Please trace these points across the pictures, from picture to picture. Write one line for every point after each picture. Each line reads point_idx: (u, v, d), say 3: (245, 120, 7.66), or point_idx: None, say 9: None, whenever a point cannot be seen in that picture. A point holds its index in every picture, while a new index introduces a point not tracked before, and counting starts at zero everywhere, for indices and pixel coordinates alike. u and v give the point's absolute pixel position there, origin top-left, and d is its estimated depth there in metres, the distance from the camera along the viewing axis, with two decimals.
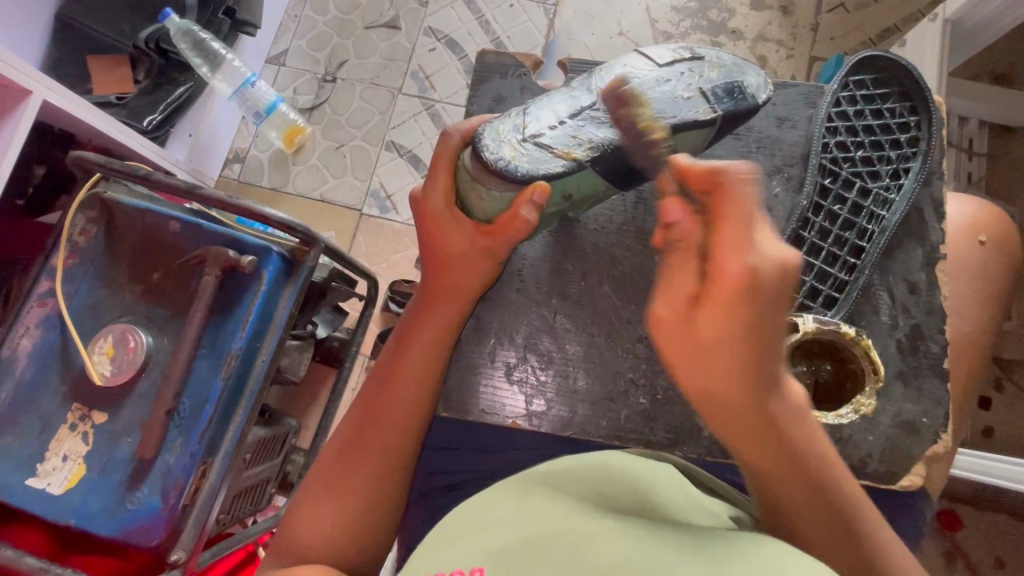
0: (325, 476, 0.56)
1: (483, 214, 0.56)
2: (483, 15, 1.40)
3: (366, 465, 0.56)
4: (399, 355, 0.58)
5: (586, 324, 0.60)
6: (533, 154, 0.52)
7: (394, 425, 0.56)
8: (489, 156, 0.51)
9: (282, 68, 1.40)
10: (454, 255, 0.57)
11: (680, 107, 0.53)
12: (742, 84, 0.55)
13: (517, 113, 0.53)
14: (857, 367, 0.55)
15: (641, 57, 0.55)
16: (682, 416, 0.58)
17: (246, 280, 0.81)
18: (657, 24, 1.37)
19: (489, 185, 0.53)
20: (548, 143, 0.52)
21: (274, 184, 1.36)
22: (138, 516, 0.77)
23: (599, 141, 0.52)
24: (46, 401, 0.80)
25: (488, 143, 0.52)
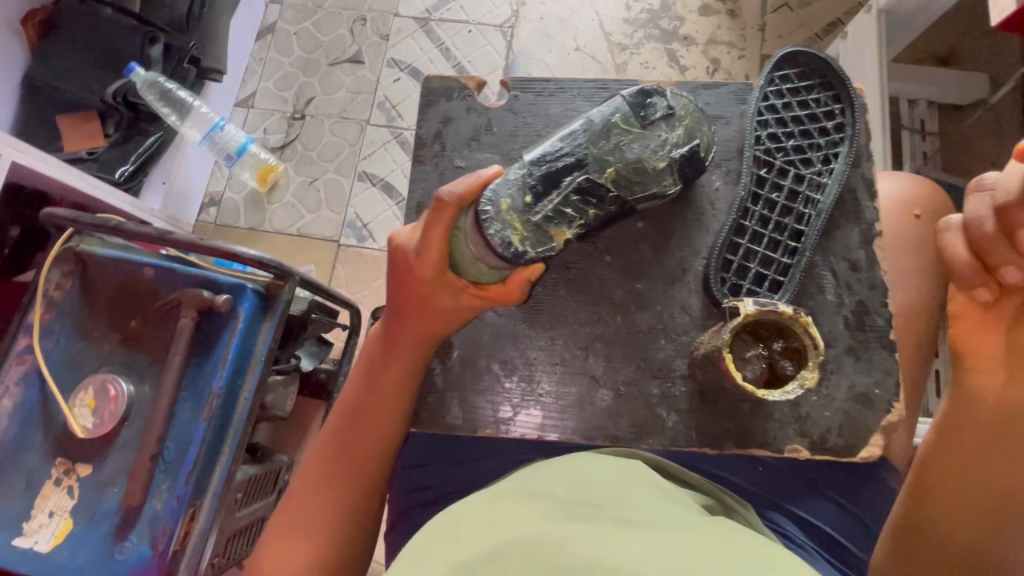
0: (287, 516, 0.55)
1: (474, 279, 0.52)
2: (443, 42, 1.45)
3: (330, 500, 0.55)
4: (367, 394, 0.56)
5: (545, 328, 0.56)
6: (532, 235, 0.49)
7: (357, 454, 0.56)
8: (493, 239, 0.48)
9: (251, 110, 1.43)
10: (442, 317, 0.54)
11: (654, 180, 0.53)
12: (702, 150, 0.54)
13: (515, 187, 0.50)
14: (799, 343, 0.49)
15: (626, 112, 0.53)
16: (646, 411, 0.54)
17: (222, 318, 0.83)
18: (611, 36, 1.41)
19: (489, 262, 0.50)
20: (544, 220, 0.50)
21: (251, 224, 1.37)
22: (128, 565, 0.76)
23: (585, 218, 0.52)
24: (30, 458, 0.80)
25: (490, 225, 0.48)
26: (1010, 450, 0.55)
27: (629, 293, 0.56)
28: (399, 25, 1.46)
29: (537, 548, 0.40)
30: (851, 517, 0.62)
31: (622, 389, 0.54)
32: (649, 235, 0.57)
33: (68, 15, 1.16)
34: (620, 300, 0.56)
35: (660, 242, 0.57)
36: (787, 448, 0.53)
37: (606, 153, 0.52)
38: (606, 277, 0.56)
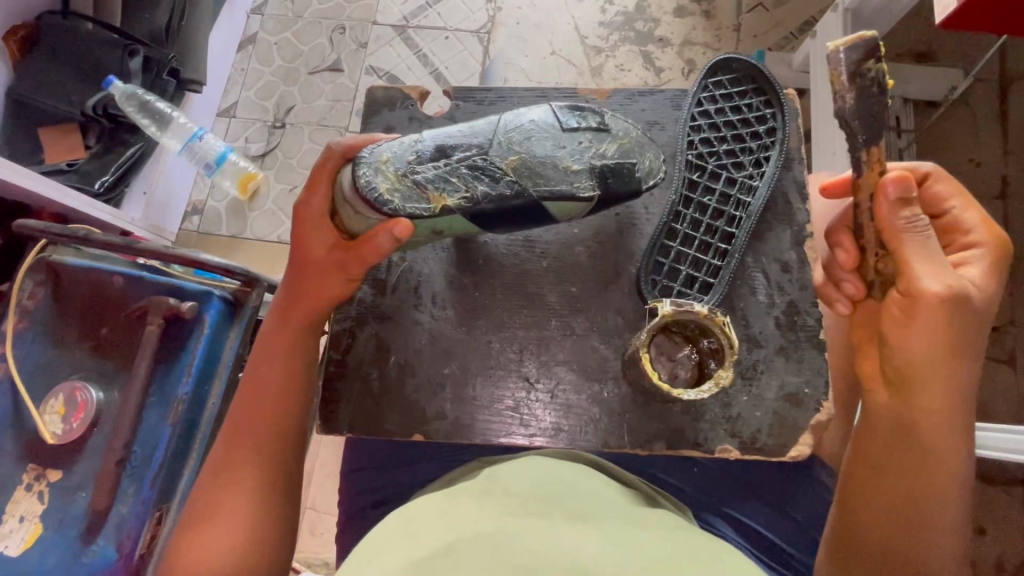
0: (206, 494, 0.58)
1: (349, 229, 0.54)
2: (420, 49, 1.46)
3: (241, 477, 0.58)
4: (264, 357, 0.60)
5: (480, 332, 0.56)
6: (404, 191, 0.50)
7: (260, 423, 0.59)
8: (363, 183, 0.50)
9: (233, 120, 1.45)
10: (314, 266, 0.56)
11: (562, 178, 0.51)
12: (633, 167, 0.53)
13: (404, 145, 0.52)
14: (718, 343, 0.50)
15: (551, 115, 0.53)
16: (577, 413, 0.54)
17: (188, 326, 0.84)
18: (587, 39, 1.42)
19: (359, 208, 0.51)
20: (423, 181, 0.51)
21: (232, 232, 1.39)
22: (95, 569, 0.78)
23: (470, 192, 0.51)
24: (1, 465, 0.82)
25: (365, 171, 0.51)
26: (921, 458, 0.51)
27: (563, 296, 0.56)
28: (377, 33, 1.48)
29: (491, 546, 0.39)
30: (795, 516, 0.62)
31: (557, 393, 0.54)
32: (584, 238, 0.58)
33: (49, 30, 1.18)
34: (555, 304, 0.56)
35: (596, 245, 0.57)
36: (719, 448, 0.53)
37: (512, 141, 0.52)
38: (540, 279, 0.57)
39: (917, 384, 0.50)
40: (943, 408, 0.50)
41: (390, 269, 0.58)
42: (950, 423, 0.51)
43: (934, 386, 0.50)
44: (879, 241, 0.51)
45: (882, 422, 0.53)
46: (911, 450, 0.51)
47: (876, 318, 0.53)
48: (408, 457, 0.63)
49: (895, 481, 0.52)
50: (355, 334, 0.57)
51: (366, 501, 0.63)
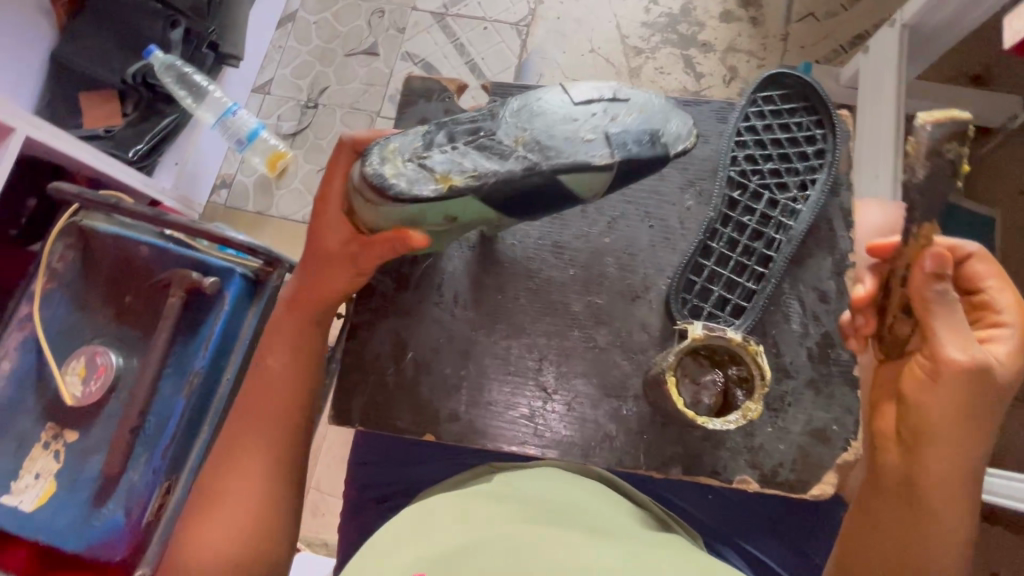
0: (212, 483, 0.57)
1: (362, 221, 0.53)
2: (458, 38, 1.44)
3: (252, 465, 0.58)
4: (275, 348, 0.60)
5: (498, 335, 0.54)
6: (410, 173, 0.48)
7: (272, 414, 0.59)
8: (368, 168, 0.49)
9: (267, 96, 1.46)
10: (330, 259, 0.55)
11: (576, 149, 0.49)
12: (660, 132, 0.50)
13: (411, 132, 0.50)
14: (748, 372, 0.48)
15: (562, 89, 0.51)
16: (594, 429, 0.52)
17: (209, 301, 0.85)
18: (628, 39, 1.39)
19: (366, 195, 0.50)
20: (430, 164, 0.49)
21: (258, 208, 1.40)
22: (104, 531, 0.79)
23: (479, 171, 0.48)
24: (20, 422, 0.83)
25: (372, 157, 0.49)
26: (922, 525, 0.50)
27: (588, 306, 0.54)
28: (416, 18, 1.47)
29: (505, 549, 0.38)
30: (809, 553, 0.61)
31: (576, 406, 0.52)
32: (616, 248, 0.56)
33: None
34: (579, 314, 0.54)
35: (627, 257, 0.55)
36: (738, 478, 0.51)
37: (519, 120, 0.50)
38: (566, 286, 0.55)
39: (930, 450, 0.49)
40: (955, 478, 0.49)
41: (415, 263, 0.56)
42: (957, 494, 0.49)
43: (946, 454, 0.49)
44: (904, 302, 0.51)
45: (889, 481, 0.52)
46: (915, 516, 0.50)
47: (898, 377, 0.52)
48: (415, 456, 0.62)
49: (892, 542, 0.51)
50: (373, 326, 0.55)
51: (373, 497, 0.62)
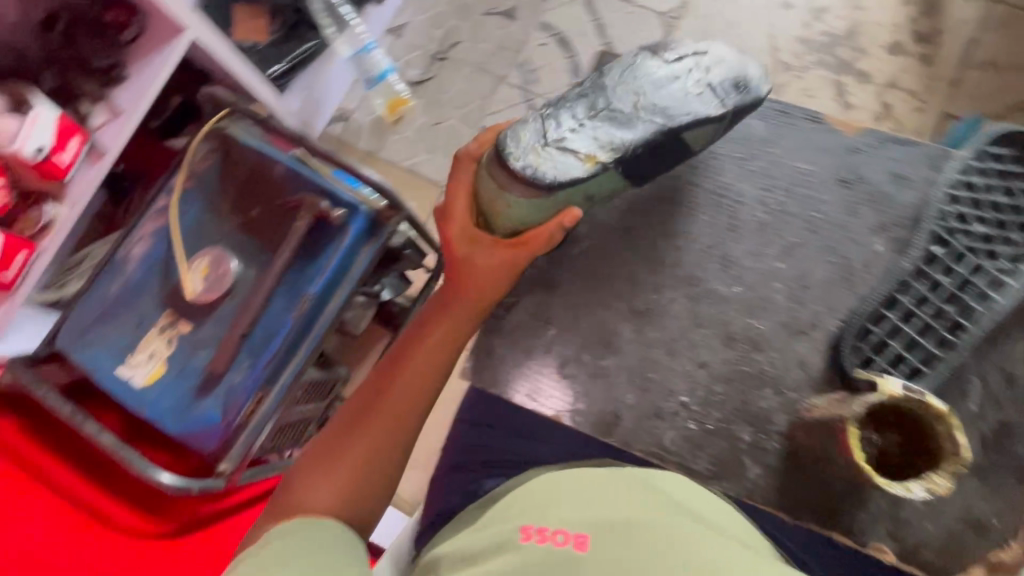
0: (331, 442, 0.61)
1: (507, 220, 0.61)
2: (600, 18, 1.40)
3: (369, 443, 0.60)
4: (410, 344, 0.63)
5: (648, 339, 0.60)
6: (556, 160, 0.59)
7: (394, 405, 0.61)
8: (517, 164, 0.59)
9: (399, 39, 1.46)
10: (477, 265, 0.61)
11: (685, 103, 0.58)
12: (748, 78, 0.59)
13: (536, 120, 0.60)
14: (936, 446, 0.53)
15: (653, 54, 0.60)
16: (729, 449, 0.58)
17: (331, 231, 0.86)
18: (779, 53, 1.31)
19: (511, 190, 0.60)
20: (573, 148, 0.59)
21: (369, 148, 1.43)
22: (199, 422, 0.85)
23: (615, 146, 0.59)
24: (142, 304, 0.89)
25: (514, 151, 0.59)
26: None
27: (745, 329, 0.59)
28: None
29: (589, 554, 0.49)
30: None
31: (712, 425, 0.59)
32: None
33: None
34: (735, 333, 0.60)
35: None
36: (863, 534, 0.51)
37: (631, 91, 0.60)
38: (730, 307, 0.60)
39: None
40: None
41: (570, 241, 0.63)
42: None
43: None
44: None
45: None
46: None
47: None
48: None
49: None
50: (519, 293, 0.63)
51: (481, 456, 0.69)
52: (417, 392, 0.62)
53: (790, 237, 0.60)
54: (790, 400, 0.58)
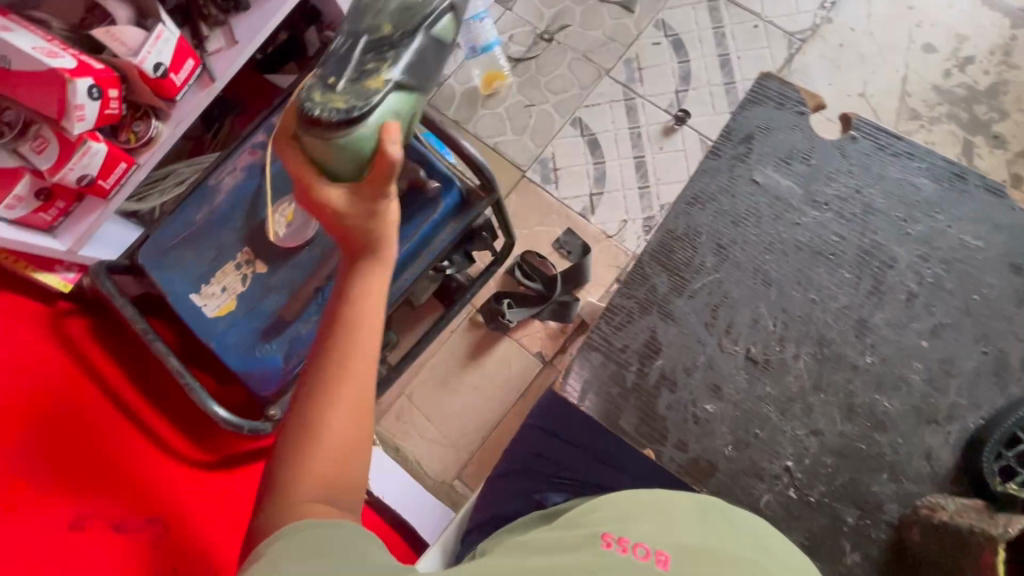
0: (291, 443, 0.52)
1: (320, 153, 0.60)
2: (722, 26, 1.33)
3: (326, 422, 0.52)
4: (328, 313, 0.57)
5: (760, 397, 0.68)
6: (354, 94, 0.62)
7: (340, 359, 0.53)
8: (313, 113, 0.60)
9: (507, 12, 1.41)
10: (345, 213, 0.58)
11: None
12: None
13: (318, 77, 0.64)
14: None
15: None
16: (824, 526, 0.64)
17: (422, 201, 0.85)
18: (909, 97, 1.22)
19: (321, 131, 0.59)
20: (344, 86, 0.63)
21: (456, 118, 1.38)
22: (260, 363, 0.85)
23: (367, 70, 0.64)
24: (225, 237, 0.89)
25: (312, 107, 0.61)
26: None
27: (859, 403, 0.67)
28: None
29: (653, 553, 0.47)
30: None
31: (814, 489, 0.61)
32: None
33: None
34: (854, 410, 0.67)
35: None
36: None
37: None
38: (852, 387, 0.68)
39: None
40: None
41: (698, 274, 0.71)
42: None
43: None
44: None
45: None
46: None
47: None
48: (616, 461, 0.66)
49: None
50: (634, 318, 0.70)
51: (548, 470, 0.67)
52: (356, 338, 0.54)
53: (941, 316, 0.69)
54: (905, 489, 0.65)
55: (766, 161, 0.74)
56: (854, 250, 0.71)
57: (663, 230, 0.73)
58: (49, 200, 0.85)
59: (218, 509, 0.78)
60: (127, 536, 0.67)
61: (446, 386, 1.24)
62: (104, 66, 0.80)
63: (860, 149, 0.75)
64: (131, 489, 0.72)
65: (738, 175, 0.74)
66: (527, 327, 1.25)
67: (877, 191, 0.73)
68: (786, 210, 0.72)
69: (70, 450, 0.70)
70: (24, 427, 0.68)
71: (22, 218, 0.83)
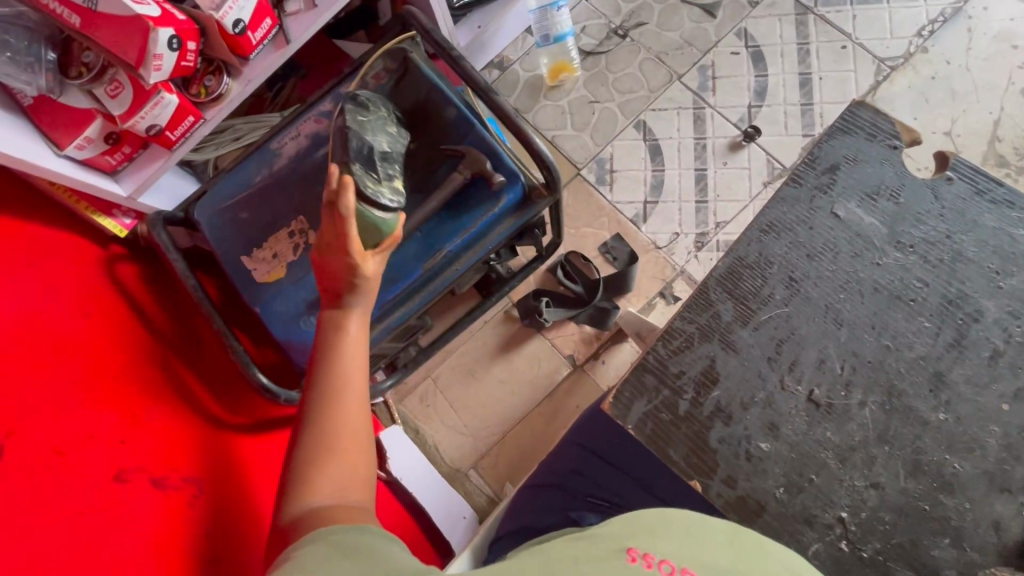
0: (299, 461, 0.57)
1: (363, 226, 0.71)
2: (807, 43, 1.27)
3: (331, 437, 0.58)
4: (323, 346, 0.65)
5: (818, 439, 0.60)
6: (389, 190, 0.74)
7: (337, 386, 0.60)
8: (374, 194, 0.71)
9: (583, 3, 1.38)
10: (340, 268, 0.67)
11: None
12: None
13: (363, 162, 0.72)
14: None
15: None
16: None
17: (483, 193, 0.84)
18: (999, 142, 1.15)
19: (368, 209, 0.71)
20: (383, 180, 0.74)
21: (517, 106, 1.36)
22: (303, 335, 0.86)
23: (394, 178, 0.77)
24: (281, 201, 0.90)
25: (371, 189, 0.71)
26: None
27: (929, 466, 0.58)
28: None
29: None
30: None
31: None
32: None
33: None
34: (921, 467, 0.58)
35: None
36: None
37: None
38: (919, 439, 0.59)
39: None
40: None
41: (766, 305, 0.63)
42: None
43: None
44: None
45: None
46: None
47: None
48: (654, 487, 0.61)
49: None
50: (693, 344, 0.62)
51: (584, 490, 0.62)
52: (346, 362, 0.62)
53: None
54: (967, 559, 0.56)
55: (850, 196, 0.65)
56: (934, 299, 0.62)
57: (732, 255, 0.65)
58: (117, 144, 0.87)
59: (258, 473, 0.81)
60: (167, 492, 0.66)
61: (473, 375, 1.24)
62: (185, 18, 0.81)
63: (956, 192, 0.64)
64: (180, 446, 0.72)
65: (817, 208, 0.65)
66: (561, 328, 1.24)
67: (969, 239, 0.63)
68: (867, 249, 0.63)
69: (115, 404, 0.68)
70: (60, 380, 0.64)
71: (89, 158, 0.85)
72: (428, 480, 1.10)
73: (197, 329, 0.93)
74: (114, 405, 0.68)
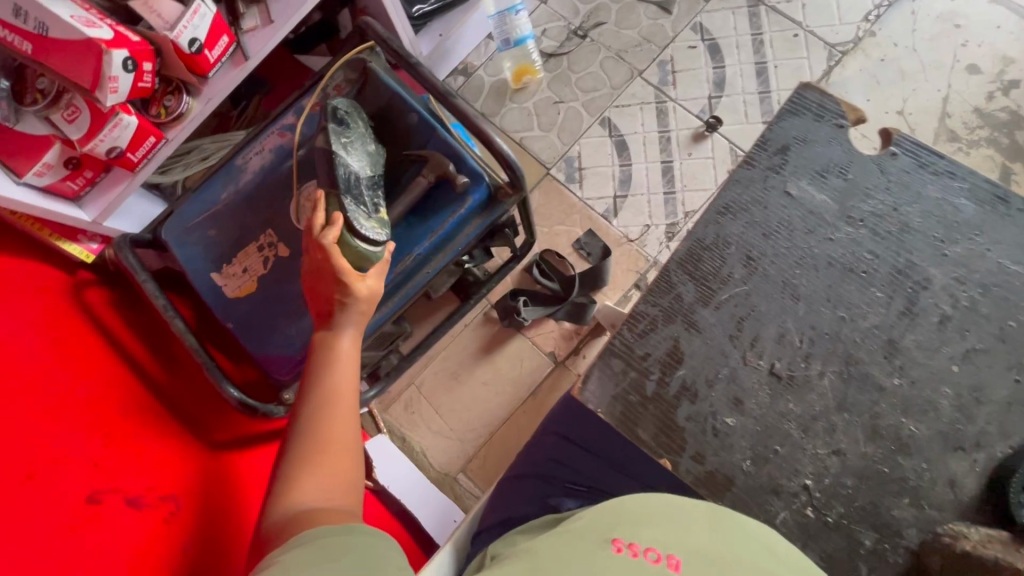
0: (289, 463, 0.57)
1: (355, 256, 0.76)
2: (761, 33, 1.30)
3: (325, 437, 0.59)
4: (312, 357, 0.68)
5: (780, 410, 0.61)
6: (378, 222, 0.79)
7: (325, 394, 0.62)
8: (367, 231, 0.76)
9: (542, 6, 1.40)
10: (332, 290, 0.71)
11: None
12: None
13: (357, 197, 0.77)
14: None
15: None
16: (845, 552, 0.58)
17: (448, 195, 0.84)
18: (949, 118, 1.19)
19: (359, 243, 0.75)
20: (373, 212, 0.79)
21: (483, 110, 1.37)
22: (277, 347, 0.86)
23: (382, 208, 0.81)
24: (248, 215, 0.90)
25: (364, 224, 0.76)
26: None
27: (892, 430, 0.60)
28: None
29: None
30: None
31: None
32: None
33: None
34: (883, 430, 0.60)
35: None
36: None
37: None
38: (880, 404, 0.61)
39: None
40: None
41: (725, 285, 0.64)
42: None
43: None
44: None
45: None
46: None
47: None
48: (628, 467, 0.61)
49: None
50: (657, 326, 0.64)
51: (564, 478, 0.61)
52: (336, 371, 0.65)
53: (974, 341, 0.61)
54: (928, 516, 0.57)
55: (801, 174, 0.67)
56: (888, 268, 0.64)
57: (691, 239, 0.66)
58: (78, 169, 0.86)
59: (248, 484, 0.80)
60: (142, 509, 0.65)
61: (456, 379, 1.24)
62: (140, 39, 0.81)
63: (902, 166, 0.66)
64: (163, 461, 0.72)
65: (772, 187, 0.67)
66: (540, 326, 1.25)
67: (916, 210, 0.65)
68: (819, 224, 0.65)
69: (90, 423, 0.68)
70: (33, 402, 0.65)
71: (50, 184, 0.85)
72: (417, 487, 1.10)
73: (173, 351, 0.92)
74: (90, 421, 0.68)
